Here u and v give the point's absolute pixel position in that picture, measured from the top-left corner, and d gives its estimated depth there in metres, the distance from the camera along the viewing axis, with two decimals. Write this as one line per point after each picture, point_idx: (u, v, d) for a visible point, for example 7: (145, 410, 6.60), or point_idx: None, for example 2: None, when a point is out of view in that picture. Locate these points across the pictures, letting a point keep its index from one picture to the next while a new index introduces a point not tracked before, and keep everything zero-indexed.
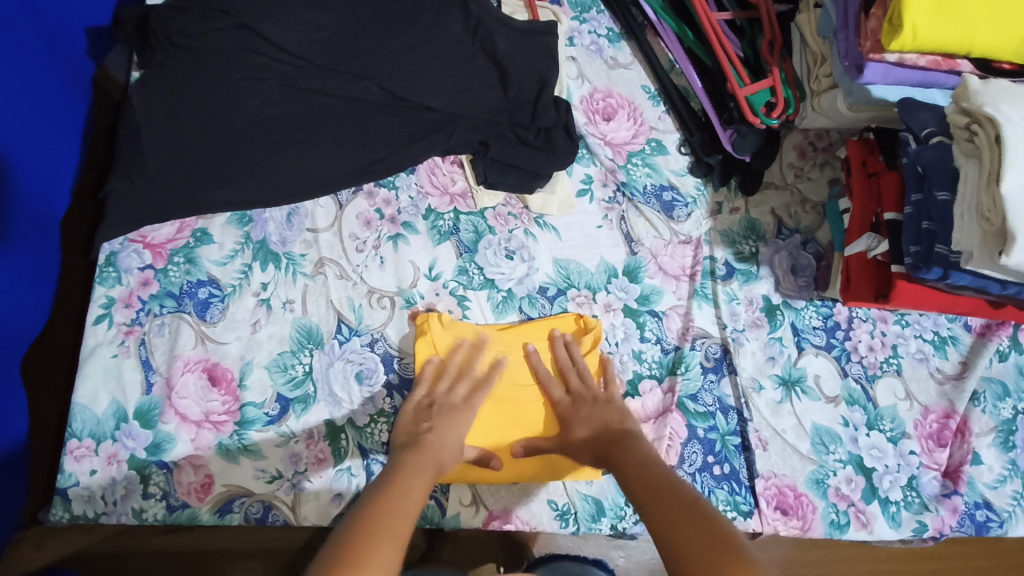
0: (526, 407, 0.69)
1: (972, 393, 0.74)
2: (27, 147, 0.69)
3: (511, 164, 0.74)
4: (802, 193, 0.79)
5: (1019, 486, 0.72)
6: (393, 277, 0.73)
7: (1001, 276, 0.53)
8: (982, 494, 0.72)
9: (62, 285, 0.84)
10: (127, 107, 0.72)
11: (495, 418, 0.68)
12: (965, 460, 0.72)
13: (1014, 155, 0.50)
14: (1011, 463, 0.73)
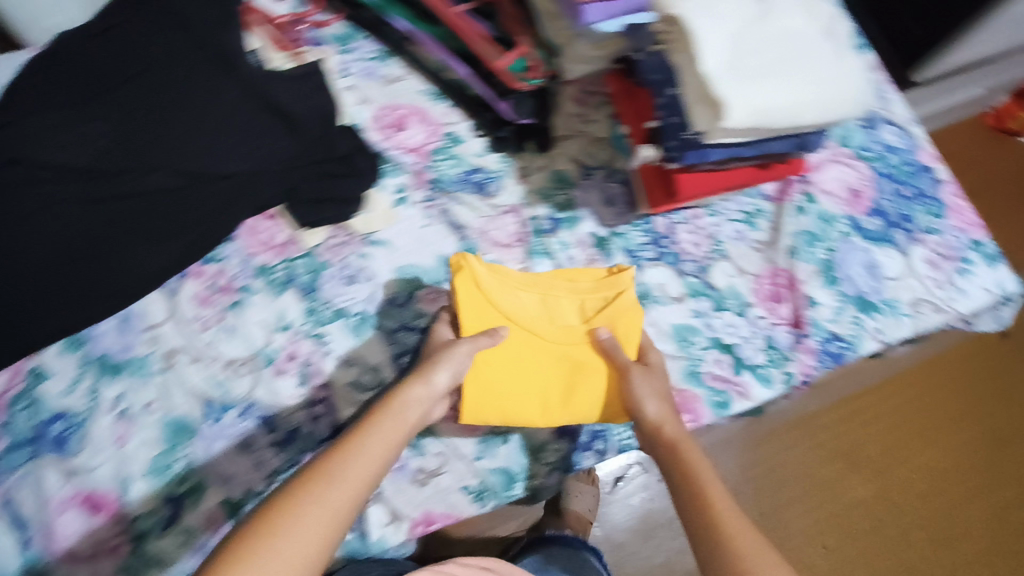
0: (569, 346, 0.70)
1: (789, 249, 0.83)
2: None
3: (323, 199, 0.78)
4: (594, 133, 0.86)
5: (855, 311, 0.81)
6: (245, 342, 0.74)
7: (738, 139, 0.62)
8: (829, 329, 0.80)
9: None
10: None
11: (504, 373, 0.69)
12: (803, 306, 0.80)
13: (700, 39, 0.58)
14: (841, 294, 0.82)
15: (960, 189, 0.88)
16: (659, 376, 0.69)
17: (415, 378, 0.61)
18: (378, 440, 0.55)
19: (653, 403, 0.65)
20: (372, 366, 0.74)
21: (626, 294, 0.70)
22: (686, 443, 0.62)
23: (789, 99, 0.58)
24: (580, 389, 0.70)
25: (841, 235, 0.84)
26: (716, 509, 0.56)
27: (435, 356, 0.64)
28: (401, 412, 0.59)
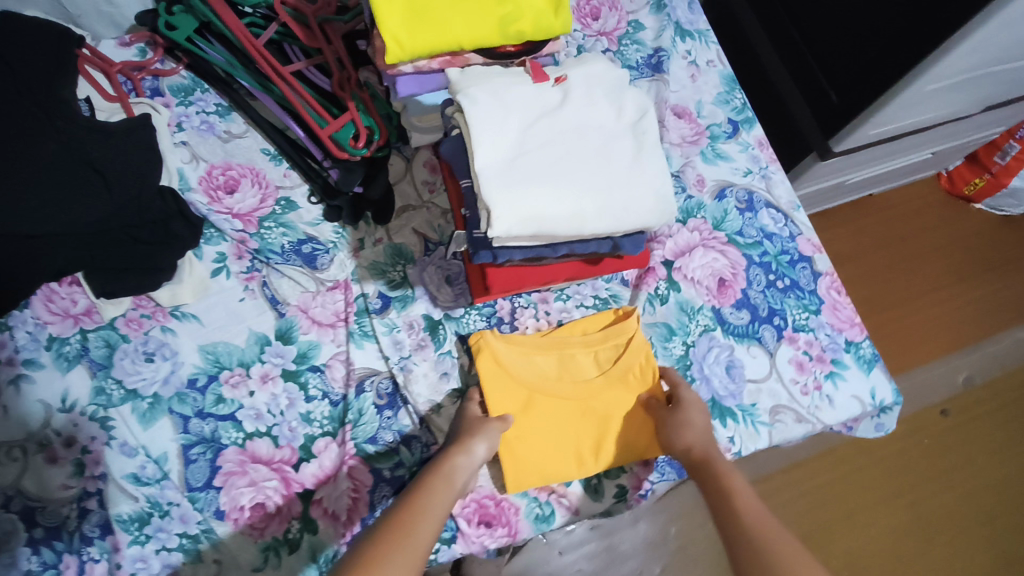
0: (593, 398, 0.70)
1: None
2: None
3: (125, 267, 0.73)
4: (441, 206, 0.80)
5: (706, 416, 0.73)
6: (20, 424, 0.67)
7: (526, 242, 0.54)
8: None
9: None
10: None
11: (599, 398, 0.70)
12: None
13: (479, 132, 0.53)
14: None
15: (839, 284, 0.81)
16: (691, 411, 0.68)
17: (457, 449, 0.62)
18: (429, 506, 0.56)
19: (684, 433, 0.66)
20: (156, 457, 0.67)
21: (636, 338, 0.73)
22: (719, 465, 0.64)
23: (568, 205, 0.52)
24: (613, 439, 0.70)
25: (701, 329, 0.77)
26: (768, 534, 0.56)
27: (469, 428, 0.65)
28: (447, 484, 0.59)
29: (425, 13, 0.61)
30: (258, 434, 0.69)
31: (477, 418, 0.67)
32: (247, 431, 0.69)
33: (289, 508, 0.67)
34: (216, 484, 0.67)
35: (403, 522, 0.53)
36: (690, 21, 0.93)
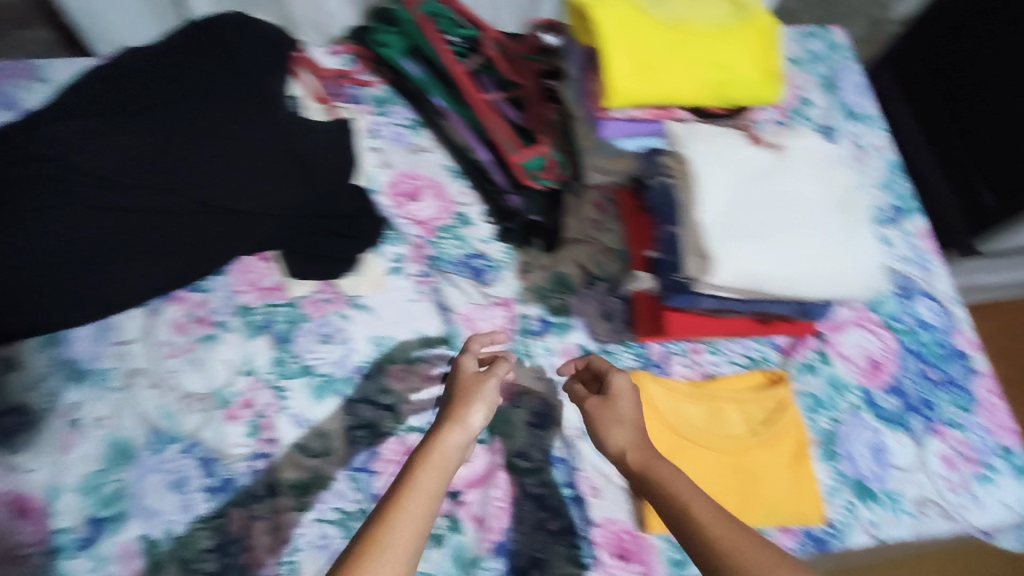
0: (743, 453, 0.71)
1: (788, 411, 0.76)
2: None
3: (315, 254, 0.79)
4: (606, 243, 0.83)
5: (849, 496, 0.73)
6: (206, 380, 0.73)
7: (730, 293, 0.57)
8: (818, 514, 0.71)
9: None
10: None
11: (749, 455, 0.71)
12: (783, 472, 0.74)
13: (703, 185, 0.56)
14: (838, 473, 0.74)
15: (994, 386, 0.80)
16: (623, 400, 0.63)
17: (451, 425, 0.57)
18: (415, 507, 0.49)
19: (617, 431, 0.61)
20: (323, 432, 0.72)
21: (789, 403, 0.74)
22: (661, 470, 0.55)
23: (785, 265, 0.54)
24: (758, 498, 0.70)
25: (850, 407, 0.77)
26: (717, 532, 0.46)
27: (465, 397, 0.61)
28: (442, 460, 0.54)
29: (647, 66, 0.64)
30: (415, 428, 0.73)
31: (472, 375, 0.64)
32: (407, 423, 0.74)
33: None
34: (371, 467, 0.71)
35: (389, 512, 0.48)
36: (858, 103, 0.96)
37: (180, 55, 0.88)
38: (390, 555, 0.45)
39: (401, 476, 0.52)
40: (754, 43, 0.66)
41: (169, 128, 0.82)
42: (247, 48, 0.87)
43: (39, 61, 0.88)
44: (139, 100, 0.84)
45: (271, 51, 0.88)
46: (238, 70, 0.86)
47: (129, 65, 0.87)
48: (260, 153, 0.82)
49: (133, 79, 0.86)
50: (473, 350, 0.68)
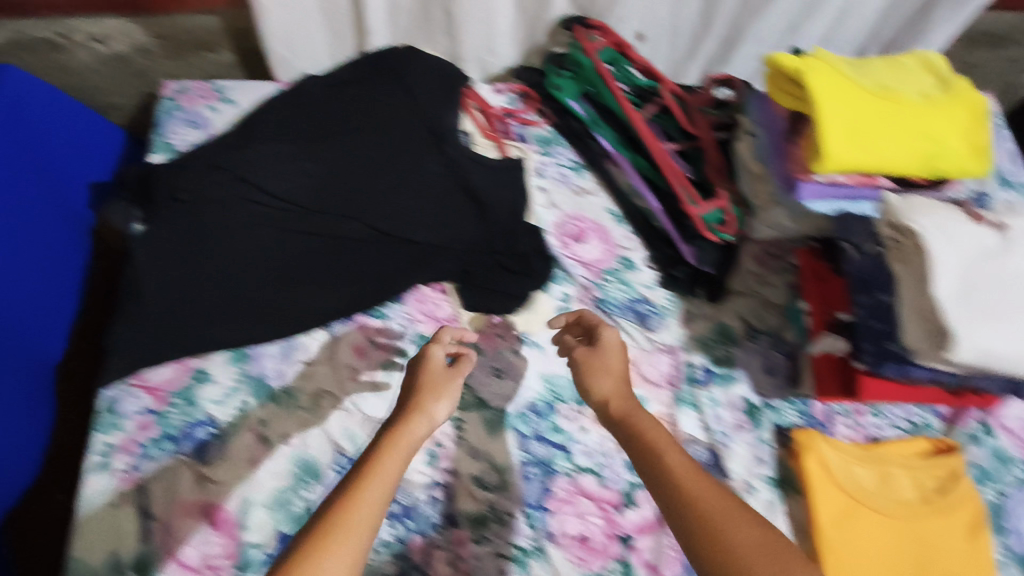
0: (916, 521, 0.71)
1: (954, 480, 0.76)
2: (23, 297, 0.83)
3: (490, 289, 0.81)
4: (767, 298, 0.85)
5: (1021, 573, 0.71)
6: (387, 405, 0.75)
7: (951, 369, 0.58)
8: None
9: (49, 411, 0.88)
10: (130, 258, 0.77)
11: (923, 523, 0.71)
12: None
13: (941, 262, 0.56)
14: (1008, 549, 0.73)
15: None
16: (611, 354, 0.64)
17: (416, 414, 0.57)
18: (376, 488, 0.49)
19: (602, 380, 0.62)
20: (499, 466, 0.73)
21: (961, 475, 0.74)
22: (643, 420, 0.57)
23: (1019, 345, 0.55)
24: (933, 569, 0.69)
25: (1016, 481, 0.77)
26: (728, 520, 0.48)
27: (429, 383, 0.60)
28: (406, 445, 0.54)
29: (862, 135, 0.65)
30: (586, 469, 0.74)
31: (443, 370, 0.62)
32: (577, 463, 0.74)
33: (609, 548, 0.70)
34: (546, 505, 0.72)
35: (357, 489, 0.49)
36: (1011, 170, 0.96)
37: (356, 84, 0.91)
38: (354, 533, 0.46)
39: (367, 463, 0.51)
40: (963, 118, 0.67)
41: (350, 155, 0.85)
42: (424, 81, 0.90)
43: (219, 84, 0.91)
44: (318, 121, 0.87)
45: (445, 84, 0.90)
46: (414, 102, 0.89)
47: (308, 91, 0.90)
48: (437, 185, 0.84)
49: (313, 102, 0.89)
50: (444, 341, 0.66)
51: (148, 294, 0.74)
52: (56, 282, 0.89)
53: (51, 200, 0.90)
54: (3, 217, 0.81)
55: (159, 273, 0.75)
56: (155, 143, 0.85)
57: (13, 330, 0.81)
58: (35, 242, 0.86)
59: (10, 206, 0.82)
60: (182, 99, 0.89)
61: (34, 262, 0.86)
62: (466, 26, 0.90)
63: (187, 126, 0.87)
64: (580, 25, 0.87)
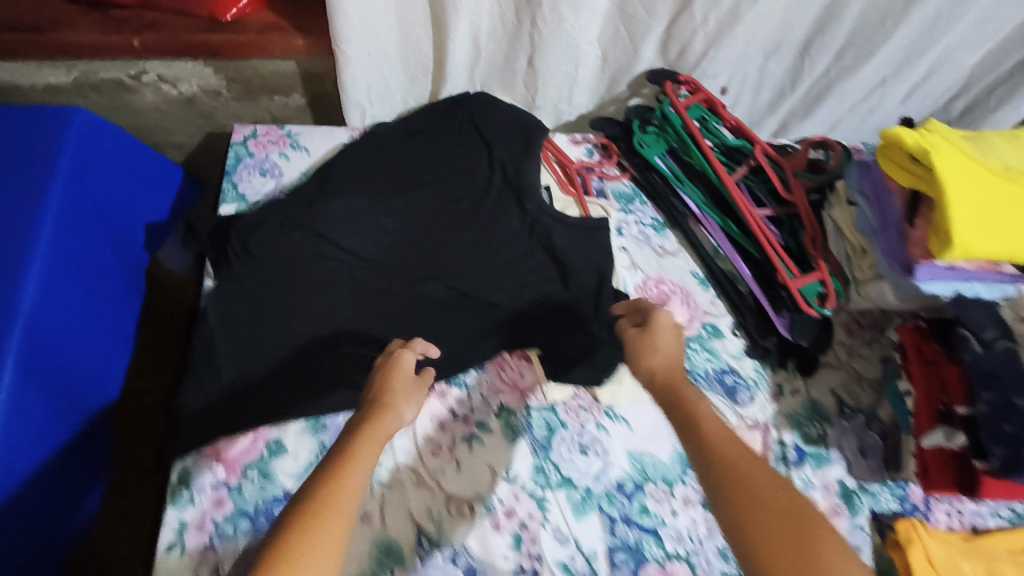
0: None
1: None
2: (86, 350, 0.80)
3: (575, 359, 0.76)
4: (858, 371, 0.81)
5: None
6: (470, 482, 0.71)
7: None
8: None
9: (107, 460, 0.86)
10: (202, 316, 0.75)
11: None
12: None
13: None
14: None
15: None
16: (662, 334, 0.62)
17: (382, 411, 0.56)
18: (356, 478, 0.48)
19: (652, 356, 0.61)
20: (587, 552, 0.68)
21: None
22: (684, 391, 0.57)
23: None
24: None
25: None
26: (754, 477, 0.48)
27: (394, 388, 0.59)
28: (377, 440, 0.53)
29: (995, 223, 0.62)
30: (678, 556, 0.70)
31: (413, 380, 0.61)
32: (668, 550, 0.70)
33: None
34: None
35: (336, 482, 0.47)
36: None
37: (434, 131, 0.87)
38: (336, 516, 0.45)
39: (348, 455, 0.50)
40: None
41: (429, 210, 0.82)
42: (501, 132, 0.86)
43: (290, 129, 0.88)
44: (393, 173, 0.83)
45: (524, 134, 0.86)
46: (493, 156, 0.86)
47: (382, 137, 0.86)
48: (518, 247, 0.81)
49: (388, 151, 0.85)
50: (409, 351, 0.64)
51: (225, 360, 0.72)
52: (116, 332, 0.85)
53: (112, 245, 0.86)
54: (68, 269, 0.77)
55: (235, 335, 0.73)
56: (225, 193, 0.83)
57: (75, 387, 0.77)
58: (96, 292, 0.82)
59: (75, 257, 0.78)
60: (252, 146, 0.86)
61: (95, 314, 0.82)
62: (549, 77, 0.86)
63: (260, 175, 0.84)
64: (671, 80, 0.83)
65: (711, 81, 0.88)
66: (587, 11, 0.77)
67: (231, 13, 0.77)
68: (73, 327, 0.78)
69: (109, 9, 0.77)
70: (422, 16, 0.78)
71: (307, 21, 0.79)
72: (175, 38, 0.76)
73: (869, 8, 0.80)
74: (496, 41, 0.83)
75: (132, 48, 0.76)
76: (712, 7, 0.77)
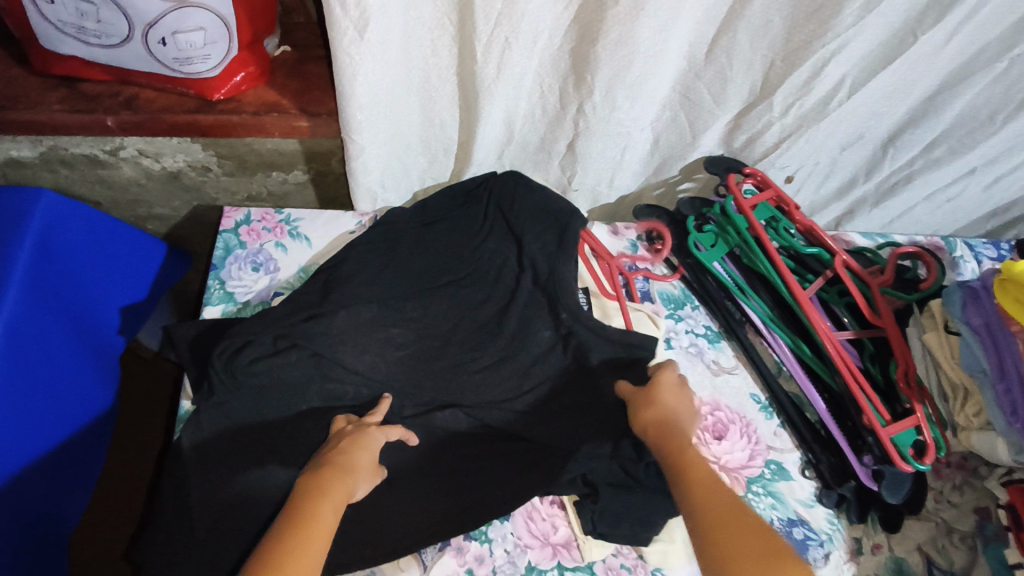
0: None
1: None
2: (44, 474, 0.68)
3: (624, 515, 0.62)
4: (947, 522, 0.68)
5: None
6: None
7: None
8: None
9: None
10: (176, 448, 0.62)
11: None
12: None
13: None
14: None
15: None
16: (664, 391, 0.62)
17: (341, 474, 0.56)
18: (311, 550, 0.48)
19: (649, 411, 0.60)
20: None
21: None
22: (684, 446, 0.57)
23: None
24: None
25: None
26: (734, 528, 0.49)
27: (347, 453, 0.58)
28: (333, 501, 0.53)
29: None
30: None
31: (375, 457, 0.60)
32: None
33: None
34: None
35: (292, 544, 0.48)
36: None
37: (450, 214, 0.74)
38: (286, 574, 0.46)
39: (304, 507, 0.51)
40: None
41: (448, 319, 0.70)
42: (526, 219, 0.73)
43: (288, 214, 0.76)
44: (409, 271, 0.71)
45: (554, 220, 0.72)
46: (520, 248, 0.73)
47: (394, 223, 0.73)
48: (552, 363, 0.69)
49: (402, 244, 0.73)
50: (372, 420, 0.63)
51: (197, 509, 0.59)
52: (80, 448, 0.73)
53: (76, 348, 0.74)
54: (20, 390, 0.64)
55: (209, 482, 0.60)
56: (210, 292, 0.71)
57: (23, 529, 0.65)
58: (53, 408, 0.69)
59: (28, 374, 0.66)
60: (244, 234, 0.75)
61: (52, 437, 0.69)
62: (591, 163, 0.75)
63: (252, 270, 0.73)
64: (734, 173, 0.71)
65: (778, 171, 0.76)
66: (644, 98, 0.65)
67: (223, 91, 0.64)
68: (32, 448, 0.66)
69: (79, 82, 0.65)
70: (449, 98, 0.66)
71: (311, 100, 0.67)
72: (157, 119, 0.64)
73: (975, 103, 0.68)
74: (531, 123, 0.71)
75: (106, 128, 0.65)
76: (795, 102, 0.65)
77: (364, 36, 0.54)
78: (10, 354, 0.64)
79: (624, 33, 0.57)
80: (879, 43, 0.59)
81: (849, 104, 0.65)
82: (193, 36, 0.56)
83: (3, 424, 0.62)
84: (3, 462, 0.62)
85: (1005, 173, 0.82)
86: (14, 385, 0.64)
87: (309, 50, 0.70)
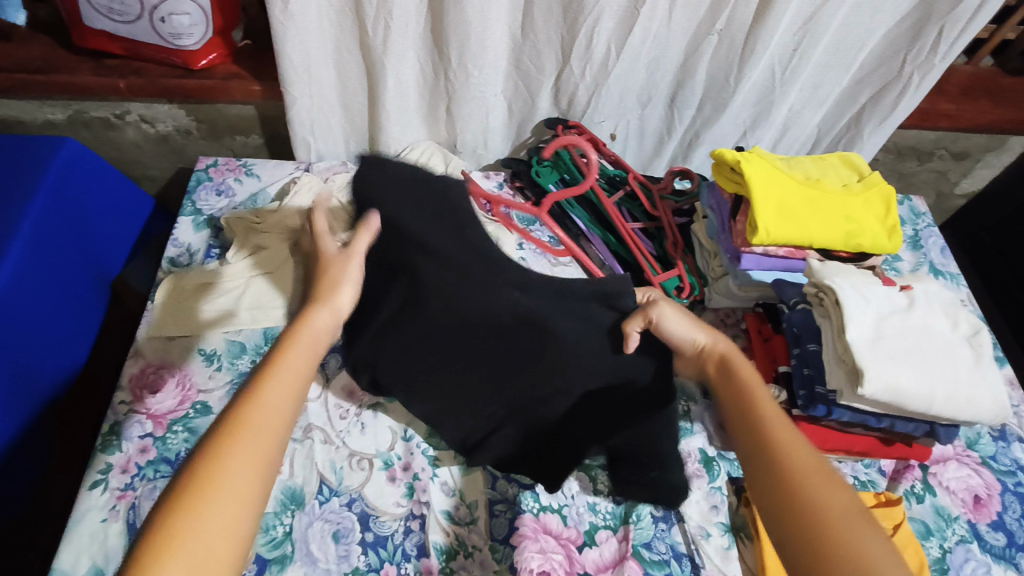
0: None
1: (914, 491, 0.84)
2: (59, 329, 0.92)
3: (609, 400, 0.70)
4: None
5: (980, 550, 0.80)
6: (373, 441, 0.81)
7: (869, 407, 0.66)
8: (977, 533, 0.82)
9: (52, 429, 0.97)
10: (169, 283, 0.90)
11: None
12: (957, 504, 0.84)
13: (851, 314, 0.67)
14: (969, 530, 0.82)
15: None
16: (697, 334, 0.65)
17: (318, 304, 0.60)
18: (278, 389, 0.51)
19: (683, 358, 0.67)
20: (468, 502, 0.78)
21: (903, 526, 0.78)
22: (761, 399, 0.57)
23: (915, 383, 0.64)
24: None
25: (959, 538, 0.81)
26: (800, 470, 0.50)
27: (332, 275, 0.62)
28: (312, 340, 0.57)
29: (792, 215, 0.76)
30: (550, 508, 0.78)
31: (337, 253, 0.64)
32: (542, 503, 0.79)
33: None
34: (510, 540, 0.75)
35: (255, 387, 0.50)
36: (943, 262, 1.07)
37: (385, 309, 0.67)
38: (256, 430, 0.47)
39: (255, 378, 0.51)
40: (876, 208, 0.80)
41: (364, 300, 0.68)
42: (413, 197, 0.60)
43: (246, 161, 1.05)
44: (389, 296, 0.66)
45: (440, 186, 0.59)
46: (452, 239, 0.60)
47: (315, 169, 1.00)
48: (510, 322, 0.65)
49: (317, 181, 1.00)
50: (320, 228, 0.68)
51: (190, 325, 0.87)
52: (80, 323, 0.97)
53: (83, 250, 0.98)
54: (38, 257, 0.88)
55: (204, 312, 0.88)
56: (184, 208, 0.99)
57: (33, 361, 0.87)
58: (60, 285, 0.92)
59: (45, 250, 0.89)
60: (213, 172, 1.03)
61: (56, 305, 0.91)
62: (464, 124, 1.04)
63: (216, 195, 1.01)
64: (562, 124, 1.02)
65: (599, 126, 1.07)
66: (489, 66, 0.94)
67: (202, 63, 0.95)
68: (54, 305, 0.91)
69: (102, 59, 0.96)
70: (358, 68, 0.96)
71: (264, 72, 0.98)
72: (155, 82, 0.94)
73: (712, 68, 0.98)
74: (417, 90, 1.00)
75: (119, 88, 0.95)
76: (586, 66, 0.96)
77: (287, 7, 0.84)
78: (43, 234, 0.90)
79: (458, 14, 0.86)
80: (625, 21, 0.90)
81: (622, 63, 0.96)
82: (183, 18, 0.88)
83: (36, 279, 0.87)
84: (37, 307, 0.87)
85: (774, 135, 1.10)
86: (43, 256, 0.89)
87: (262, 44, 1.02)
